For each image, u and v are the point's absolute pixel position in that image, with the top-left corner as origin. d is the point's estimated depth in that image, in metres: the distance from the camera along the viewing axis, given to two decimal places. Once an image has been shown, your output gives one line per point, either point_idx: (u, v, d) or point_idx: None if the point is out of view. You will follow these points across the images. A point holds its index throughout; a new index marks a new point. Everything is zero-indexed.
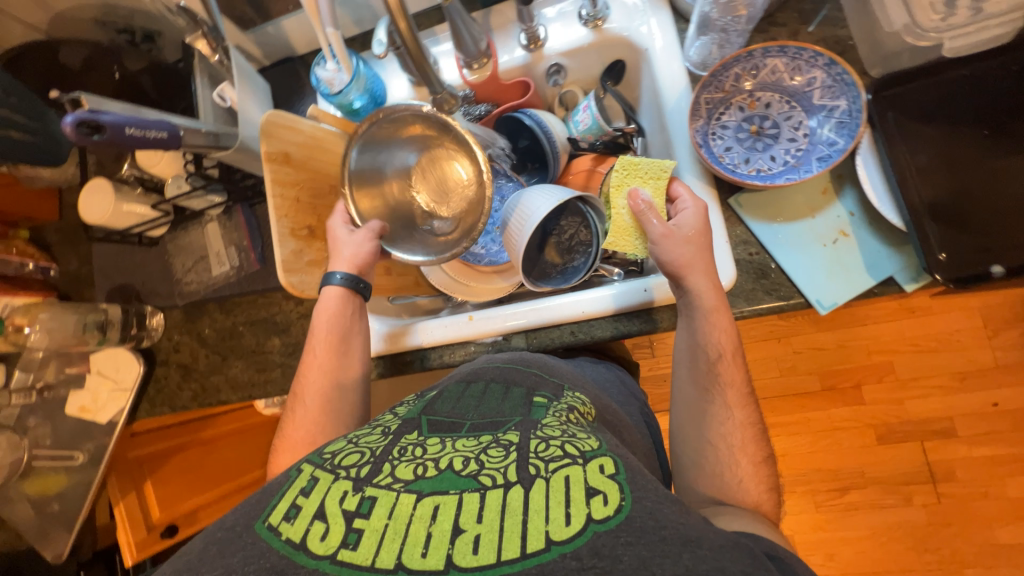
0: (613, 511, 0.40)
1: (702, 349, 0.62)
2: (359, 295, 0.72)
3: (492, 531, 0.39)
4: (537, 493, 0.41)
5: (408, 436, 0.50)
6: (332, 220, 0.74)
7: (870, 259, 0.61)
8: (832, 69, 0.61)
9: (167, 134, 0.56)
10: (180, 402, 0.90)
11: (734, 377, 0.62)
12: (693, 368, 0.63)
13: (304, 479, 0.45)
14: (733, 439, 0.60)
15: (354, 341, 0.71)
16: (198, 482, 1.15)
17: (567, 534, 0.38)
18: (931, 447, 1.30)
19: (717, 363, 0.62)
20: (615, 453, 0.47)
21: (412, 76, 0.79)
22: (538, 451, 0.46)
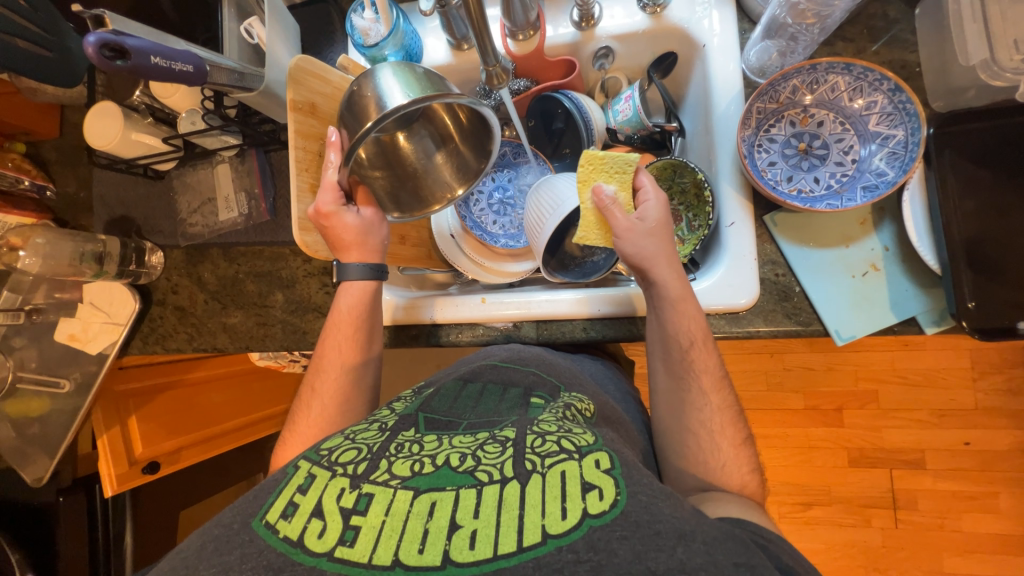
0: (608, 506, 0.39)
1: (674, 340, 0.62)
2: (381, 281, 0.70)
3: (488, 526, 0.39)
4: (534, 489, 0.41)
5: (404, 433, 0.49)
6: (320, 203, 0.63)
7: (896, 297, 0.61)
8: (895, 96, 0.59)
9: (193, 68, 0.52)
10: (174, 344, 0.88)
11: (710, 363, 0.61)
12: (666, 357, 0.63)
13: (301, 477, 0.45)
14: (715, 427, 0.60)
15: (374, 324, 0.70)
16: (184, 422, 1.14)
17: (564, 527, 0.38)
18: (900, 475, 1.35)
19: (693, 349, 0.61)
20: (610, 446, 0.47)
21: (452, 37, 0.75)
22: (535, 446, 0.45)
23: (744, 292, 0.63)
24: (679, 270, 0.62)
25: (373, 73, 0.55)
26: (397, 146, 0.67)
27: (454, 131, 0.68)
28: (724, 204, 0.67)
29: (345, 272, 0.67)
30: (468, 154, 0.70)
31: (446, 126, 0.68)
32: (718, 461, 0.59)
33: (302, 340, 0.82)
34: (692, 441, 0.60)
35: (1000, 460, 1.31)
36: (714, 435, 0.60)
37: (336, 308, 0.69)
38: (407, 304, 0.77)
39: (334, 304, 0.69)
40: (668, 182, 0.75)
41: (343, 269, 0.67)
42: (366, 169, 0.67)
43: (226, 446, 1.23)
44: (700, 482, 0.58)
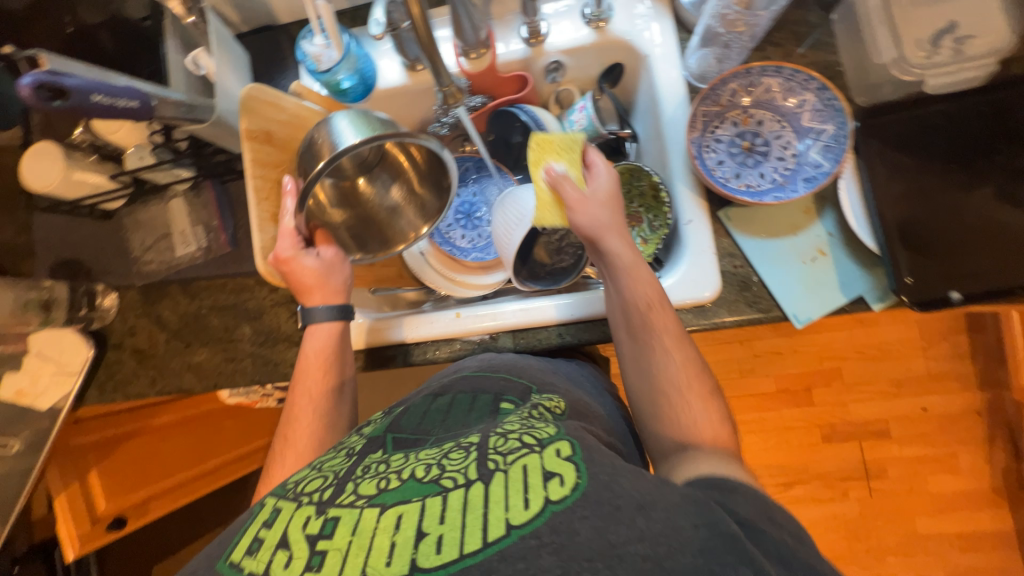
0: (569, 491, 0.39)
1: (631, 303, 0.62)
2: (349, 322, 0.69)
3: (454, 530, 0.38)
4: (498, 485, 0.40)
5: (372, 455, 0.49)
6: (280, 249, 0.64)
7: (844, 278, 0.65)
8: (823, 94, 0.64)
9: (139, 104, 0.51)
10: (134, 389, 0.83)
11: (668, 324, 0.62)
12: (626, 327, 0.63)
13: (267, 512, 0.44)
14: (682, 382, 0.59)
15: (345, 367, 0.67)
16: (150, 471, 1.10)
17: (526, 517, 0.38)
18: (869, 446, 1.42)
19: (653, 309, 0.62)
20: (571, 435, 0.46)
21: (406, 58, 0.76)
22: (497, 445, 0.44)
23: (708, 285, 0.66)
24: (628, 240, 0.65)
25: (328, 122, 0.60)
26: (357, 190, 0.72)
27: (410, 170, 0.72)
28: (680, 204, 0.70)
29: (311, 315, 0.66)
30: (428, 194, 0.73)
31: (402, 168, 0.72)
32: (690, 415, 0.57)
33: (274, 372, 0.80)
34: (661, 404, 0.60)
35: (954, 421, 1.40)
36: (682, 392, 0.59)
37: (303, 355, 0.67)
38: (377, 326, 0.76)
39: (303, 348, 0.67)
40: (627, 185, 0.78)
41: (308, 314, 0.66)
42: (331, 217, 0.71)
43: (200, 489, 1.20)
44: (676, 441, 0.57)
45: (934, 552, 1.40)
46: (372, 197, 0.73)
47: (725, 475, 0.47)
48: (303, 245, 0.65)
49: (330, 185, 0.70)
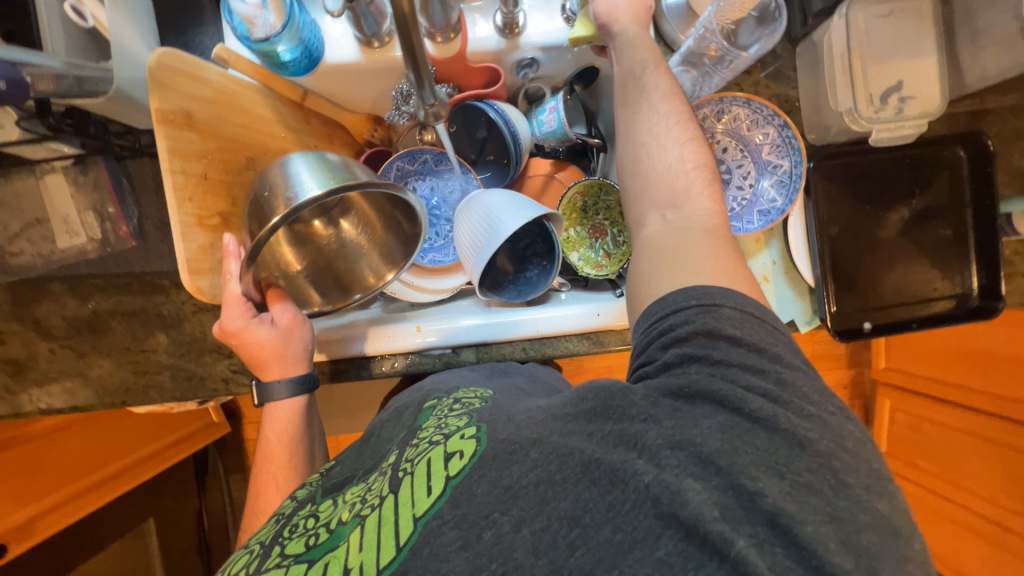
0: (466, 462, 0.42)
1: (623, 66, 0.55)
2: (315, 390, 0.64)
3: (371, 550, 0.40)
4: (405, 489, 0.43)
5: (301, 511, 0.51)
6: (228, 319, 0.57)
7: (780, 304, 0.72)
8: (784, 131, 0.67)
9: (8, 82, 0.40)
10: (10, 407, 0.69)
11: (668, 84, 0.54)
12: (622, 86, 0.55)
13: None
14: (677, 136, 0.51)
15: (311, 438, 0.64)
16: (30, 487, 0.92)
17: (428, 503, 0.41)
18: None
19: (657, 72, 0.54)
20: (481, 418, 0.48)
21: (360, 33, 0.65)
22: (408, 456, 0.47)
23: None
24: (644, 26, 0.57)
25: (291, 168, 0.53)
26: (313, 232, 0.64)
27: (377, 217, 0.65)
28: None
29: (270, 392, 0.60)
30: (394, 242, 0.66)
31: (365, 212, 0.65)
32: (687, 184, 0.49)
33: (200, 387, 0.70)
34: (650, 169, 0.51)
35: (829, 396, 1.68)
36: (680, 155, 0.51)
37: (263, 440, 0.61)
38: (329, 337, 0.70)
39: (262, 435, 0.61)
40: (594, 199, 0.79)
41: (267, 390, 0.60)
42: (287, 268, 0.63)
43: (107, 496, 1.04)
44: (665, 227, 0.49)
45: None
46: (332, 236, 0.65)
47: (678, 295, 0.44)
48: (252, 312, 0.58)
49: (284, 230, 0.61)
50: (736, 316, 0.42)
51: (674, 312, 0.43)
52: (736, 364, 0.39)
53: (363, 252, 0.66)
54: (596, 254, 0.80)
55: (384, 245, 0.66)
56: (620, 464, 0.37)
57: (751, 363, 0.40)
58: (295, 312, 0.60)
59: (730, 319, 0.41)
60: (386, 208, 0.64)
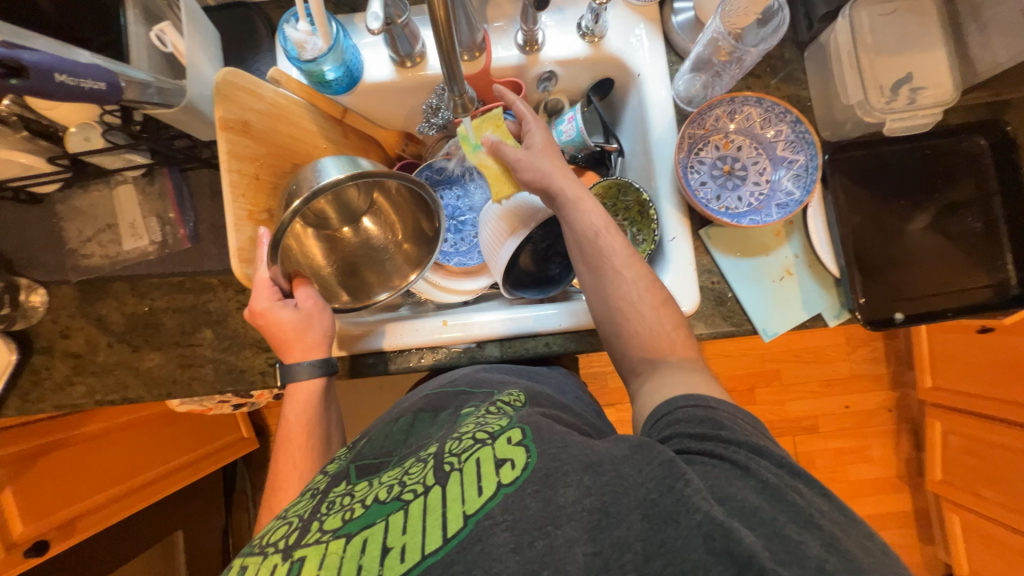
0: (519, 472, 0.44)
1: (580, 236, 0.63)
2: (333, 375, 0.66)
3: (416, 534, 0.42)
4: (452, 484, 0.45)
5: (337, 488, 0.51)
6: (257, 301, 0.61)
7: (806, 297, 0.71)
8: (797, 126, 0.70)
9: (107, 85, 0.46)
10: (69, 398, 0.74)
11: (618, 246, 0.63)
12: (581, 260, 0.64)
13: (235, 572, 0.46)
14: (639, 297, 0.61)
15: (328, 422, 0.64)
16: (75, 487, 0.96)
17: (479, 503, 0.43)
18: (800, 439, 1.57)
19: (608, 239, 0.63)
20: (523, 421, 0.51)
21: (396, 54, 0.72)
22: (453, 449, 0.49)
23: (685, 300, 0.69)
24: (584, 190, 0.65)
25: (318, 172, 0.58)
26: (341, 237, 0.70)
27: (398, 222, 0.71)
28: (665, 221, 0.74)
29: (293, 373, 0.63)
30: (416, 242, 0.71)
31: (387, 216, 0.71)
32: (661, 344, 0.59)
33: (240, 380, 0.74)
34: (624, 327, 0.61)
35: (872, 417, 1.58)
36: (643, 308, 0.60)
37: (282, 420, 0.62)
38: (357, 332, 0.73)
39: (282, 416, 0.63)
40: (614, 200, 0.80)
41: (290, 373, 0.63)
42: (320, 269, 0.68)
43: (139, 503, 1.06)
44: (641, 382, 0.58)
45: None
46: (360, 237, 0.71)
47: (680, 398, 0.50)
48: (281, 298, 0.62)
49: (313, 231, 0.67)
50: (729, 413, 0.48)
51: (676, 410, 0.49)
52: (739, 445, 0.45)
53: (387, 249, 0.72)
54: None
55: (405, 244, 0.71)
56: (682, 492, 0.39)
57: (756, 443, 0.45)
58: (316, 296, 0.64)
59: (727, 418, 0.48)
60: (406, 208, 0.69)
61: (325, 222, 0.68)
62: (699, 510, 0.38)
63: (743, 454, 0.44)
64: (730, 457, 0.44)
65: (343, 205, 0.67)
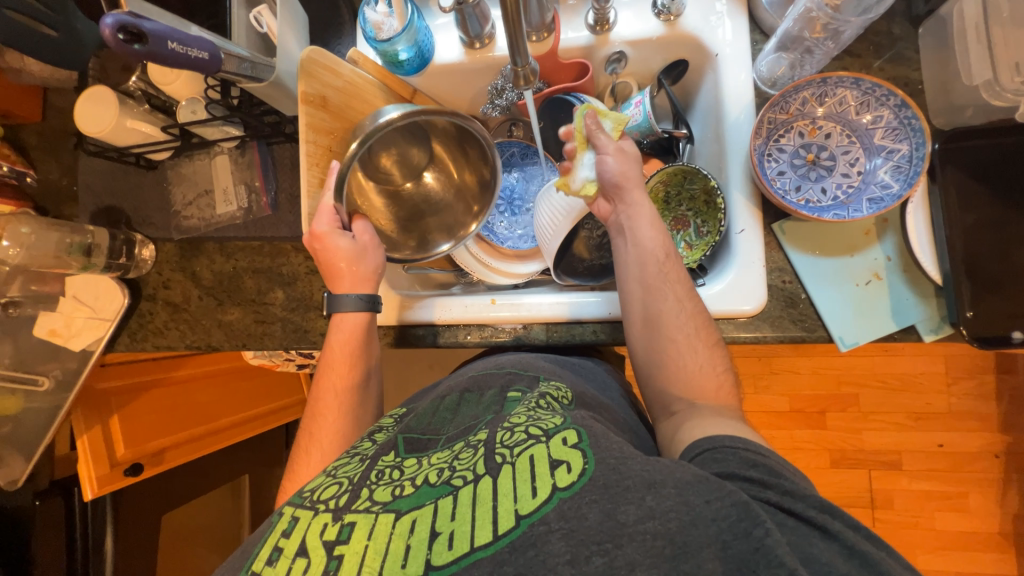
0: (576, 477, 0.41)
1: (647, 254, 0.62)
2: (375, 313, 0.68)
3: (465, 524, 0.41)
4: (504, 479, 0.43)
5: (385, 458, 0.51)
6: (317, 224, 0.64)
7: (897, 306, 0.63)
8: (901, 111, 0.62)
9: (209, 55, 0.51)
10: (165, 340, 0.84)
11: (677, 273, 0.61)
12: (633, 281, 0.62)
13: (285, 521, 0.46)
14: (691, 330, 0.59)
15: (370, 360, 0.67)
16: (167, 423, 1.09)
17: (533, 505, 0.40)
18: (878, 475, 1.39)
19: (665, 263, 0.62)
20: (578, 422, 0.48)
21: (466, 35, 0.74)
22: (505, 440, 0.46)
23: (750, 298, 0.65)
24: (649, 207, 0.64)
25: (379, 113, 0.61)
26: (402, 190, 0.73)
27: (457, 171, 0.72)
28: (734, 212, 0.68)
29: (339, 303, 0.65)
30: (473, 188, 0.73)
31: (449, 172, 0.73)
32: (700, 390, 0.57)
33: (303, 339, 0.80)
34: (664, 359, 0.59)
35: (972, 461, 1.36)
36: (692, 343, 0.59)
37: (328, 346, 0.66)
38: (410, 302, 0.75)
39: (328, 341, 0.66)
40: (678, 187, 0.78)
41: (336, 302, 0.65)
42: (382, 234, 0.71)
43: (212, 446, 1.16)
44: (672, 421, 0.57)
45: None
46: (420, 187, 0.73)
47: (727, 437, 0.48)
48: (338, 225, 0.65)
49: (376, 186, 0.71)
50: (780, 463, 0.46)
51: (723, 449, 0.47)
52: (804, 501, 0.41)
53: (446, 204, 0.74)
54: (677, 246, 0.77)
55: (463, 188, 0.73)
56: (762, 541, 0.36)
57: (824, 502, 0.41)
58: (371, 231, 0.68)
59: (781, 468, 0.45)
60: (464, 158, 0.71)
61: (388, 178, 0.71)
62: (784, 565, 0.35)
63: (808, 513, 0.40)
64: (794, 512, 0.40)
65: (407, 157, 0.70)
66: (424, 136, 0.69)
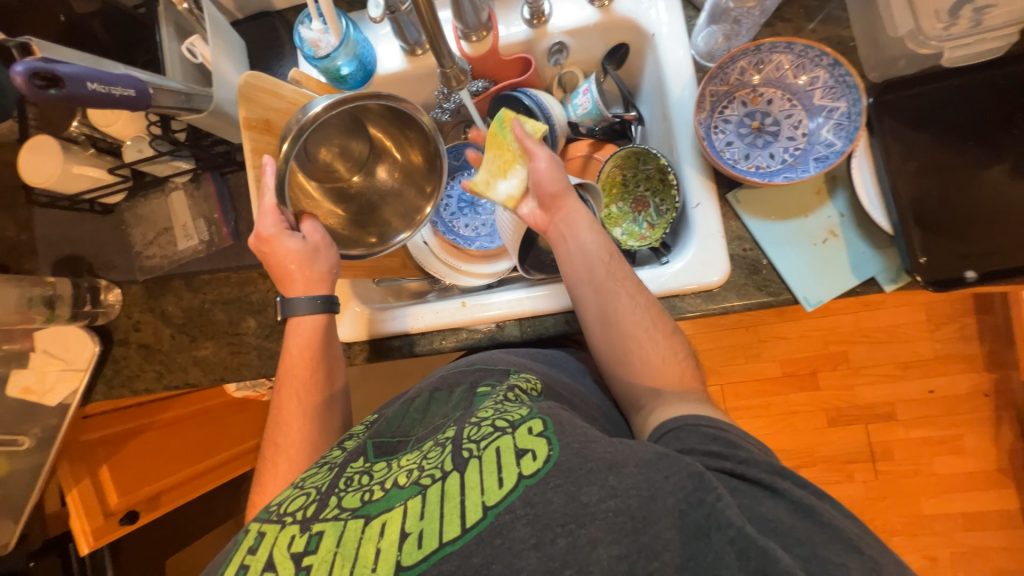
0: (541, 464, 0.41)
1: (592, 257, 0.63)
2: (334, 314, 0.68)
3: (433, 521, 0.40)
4: (471, 472, 0.42)
5: (353, 465, 0.50)
6: (262, 227, 0.64)
7: (855, 260, 0.64)
8: (835, 70, 0.63)
9: (135, 91, 0.52)
10: (141, 384, 0.83)
11: (622, 269, 0.63)
12: (582, 288, 0.63)
13: (251, 538, 0.45)
14: (648, 324, 0.60)
15: (332, 362, 0.67)
16: (158, 466, 1.06)
17: (500, 495, 0.40)
18: (874, 429, 1.41)
19: (610, 262, 0.63)
20: (544, 412, 0.47)
21: (406, 43, 0.74)
22: (472, 434, 0.46)
23: (715, 269, 0.65)
24: (582, 211, 0.66)
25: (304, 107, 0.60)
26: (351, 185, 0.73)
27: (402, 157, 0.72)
28: (688, 185, 0.69)
29: (293, 307, 0.66)
30: (419, 170, 0.72)
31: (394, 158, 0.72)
32: (668, 379, 0.58)
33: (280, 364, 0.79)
34: (628, 356, 0.60)
35: (961, 404, 1.39)
36: (650, 333, 0.60)
37: (287, 352, 0.66)
38: (381, 315, 0.75)
39: (285, 346, 0.67)
40: (633, 169, 0.79)
41: (290, 305, 0.66)
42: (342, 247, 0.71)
43: (196, 490, 1.14)
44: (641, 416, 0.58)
45: (944, 533, 1.40)
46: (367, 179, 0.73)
47: (691, 416, 0.51)
48: (286, 225, 0.65)
49: (321, 187, 0.71)
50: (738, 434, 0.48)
51: (685, 427, 0.49)
52: (756, 469, 0.44)
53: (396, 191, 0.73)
54: (640, 228, 0.78)
55: (411, 174, 0.73)
56: (713, 505, 0.39)
57: (776, 467, 0.44)
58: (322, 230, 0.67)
59: (739, 438, 0.47)
60: (404, 140, 0.71)
61: (334, 175, 0.71)
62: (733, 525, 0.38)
63: (761, 479, 0.43)
64: (748, 478, 0.43)
65: (348, 149, 0.70)
66: (361, 126, 0.69)
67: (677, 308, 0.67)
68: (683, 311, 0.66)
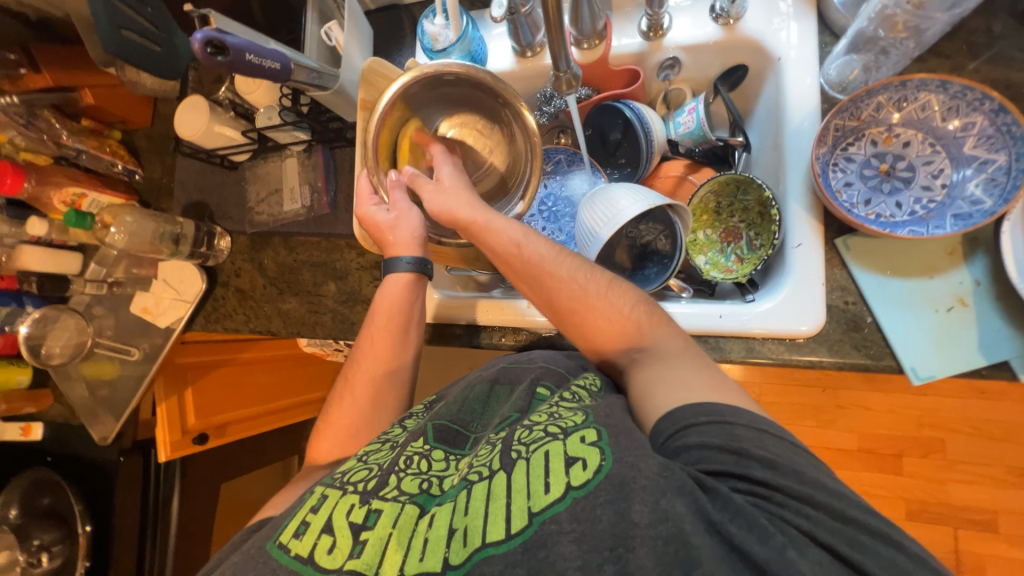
0: (592, 474, 0.40)
1: (519, 261, 0.61)
2: (425, 276, 0.71)
3: (478, 519, 0.41)
4: (519, 474, 0.43)
5: (413, 444, 0.53)
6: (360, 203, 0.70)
7: (986, 337, 0.55)
8: (999, 117, 0.55)
9: (280, 65, 0.58)
10: (233, 324, 0.92)
11: (600, 278, 0.58)
12: (562, 308, 0.58)
13: (315, 499, 0.49)
14: (605, 299, 0.56)
15: (412, 315, 0.70)
16: (231, 399, 1.18)
17: (545, 502, 0.40)
18: (966, 536, 1.20)
19: (545, 247, 0.61)
20: (599, 421, 0.45)
21: (518, 44, 0.76)
22: (523, 437, 0.47)
23: (806, 318, 0.59)
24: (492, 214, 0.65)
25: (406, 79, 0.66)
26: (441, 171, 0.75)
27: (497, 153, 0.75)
28: (791, 225, 0.64)
29: (394, 266, 0.70)
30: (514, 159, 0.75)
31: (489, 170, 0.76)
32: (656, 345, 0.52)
33: (350, 330, 0.85)
34: (621, 366, 0.55)
35: None
36: (638, 342, 0.54)
37: (376, 300, 0.70)
38: (446, 303, 0.77)
39: (376, 294, 0.70)
40: (730, 198, 0.74)
41: (390, 264, 0.70)
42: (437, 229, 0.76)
43: (265, 426, 1.28)
44: None
45: None
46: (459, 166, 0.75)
47: (687, 411, 0.44)
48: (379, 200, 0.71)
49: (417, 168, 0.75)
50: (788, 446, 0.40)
51: (686, 427, 0.43)
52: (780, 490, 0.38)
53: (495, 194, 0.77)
54: (726, 259, 0.74)
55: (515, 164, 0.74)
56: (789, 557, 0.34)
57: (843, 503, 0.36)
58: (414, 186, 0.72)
59: (749, 438, 0.41)
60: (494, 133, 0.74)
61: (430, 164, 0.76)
62: None
63: (782, 497, 0.38)
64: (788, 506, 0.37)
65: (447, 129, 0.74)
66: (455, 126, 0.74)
67: (754, 351, 0.61)
68: (760, 355, 0.61)
